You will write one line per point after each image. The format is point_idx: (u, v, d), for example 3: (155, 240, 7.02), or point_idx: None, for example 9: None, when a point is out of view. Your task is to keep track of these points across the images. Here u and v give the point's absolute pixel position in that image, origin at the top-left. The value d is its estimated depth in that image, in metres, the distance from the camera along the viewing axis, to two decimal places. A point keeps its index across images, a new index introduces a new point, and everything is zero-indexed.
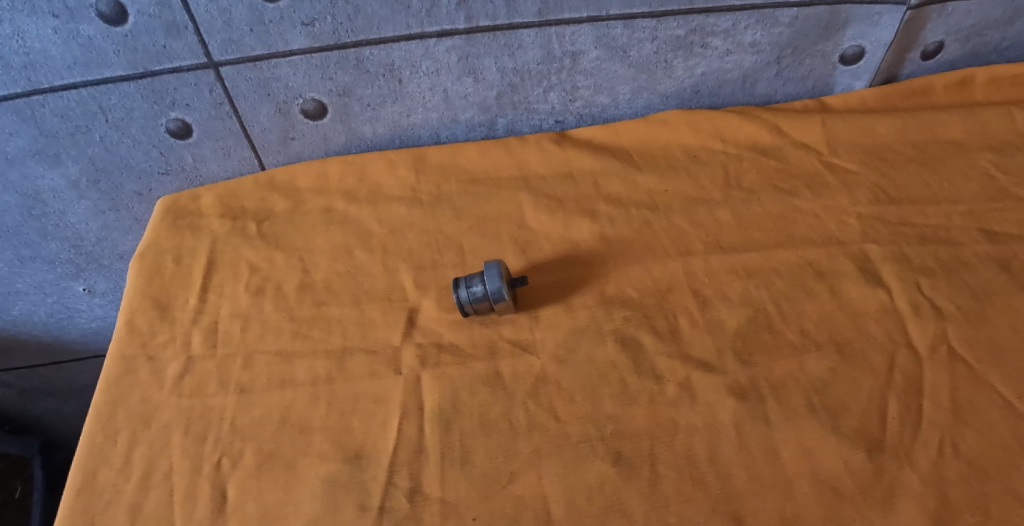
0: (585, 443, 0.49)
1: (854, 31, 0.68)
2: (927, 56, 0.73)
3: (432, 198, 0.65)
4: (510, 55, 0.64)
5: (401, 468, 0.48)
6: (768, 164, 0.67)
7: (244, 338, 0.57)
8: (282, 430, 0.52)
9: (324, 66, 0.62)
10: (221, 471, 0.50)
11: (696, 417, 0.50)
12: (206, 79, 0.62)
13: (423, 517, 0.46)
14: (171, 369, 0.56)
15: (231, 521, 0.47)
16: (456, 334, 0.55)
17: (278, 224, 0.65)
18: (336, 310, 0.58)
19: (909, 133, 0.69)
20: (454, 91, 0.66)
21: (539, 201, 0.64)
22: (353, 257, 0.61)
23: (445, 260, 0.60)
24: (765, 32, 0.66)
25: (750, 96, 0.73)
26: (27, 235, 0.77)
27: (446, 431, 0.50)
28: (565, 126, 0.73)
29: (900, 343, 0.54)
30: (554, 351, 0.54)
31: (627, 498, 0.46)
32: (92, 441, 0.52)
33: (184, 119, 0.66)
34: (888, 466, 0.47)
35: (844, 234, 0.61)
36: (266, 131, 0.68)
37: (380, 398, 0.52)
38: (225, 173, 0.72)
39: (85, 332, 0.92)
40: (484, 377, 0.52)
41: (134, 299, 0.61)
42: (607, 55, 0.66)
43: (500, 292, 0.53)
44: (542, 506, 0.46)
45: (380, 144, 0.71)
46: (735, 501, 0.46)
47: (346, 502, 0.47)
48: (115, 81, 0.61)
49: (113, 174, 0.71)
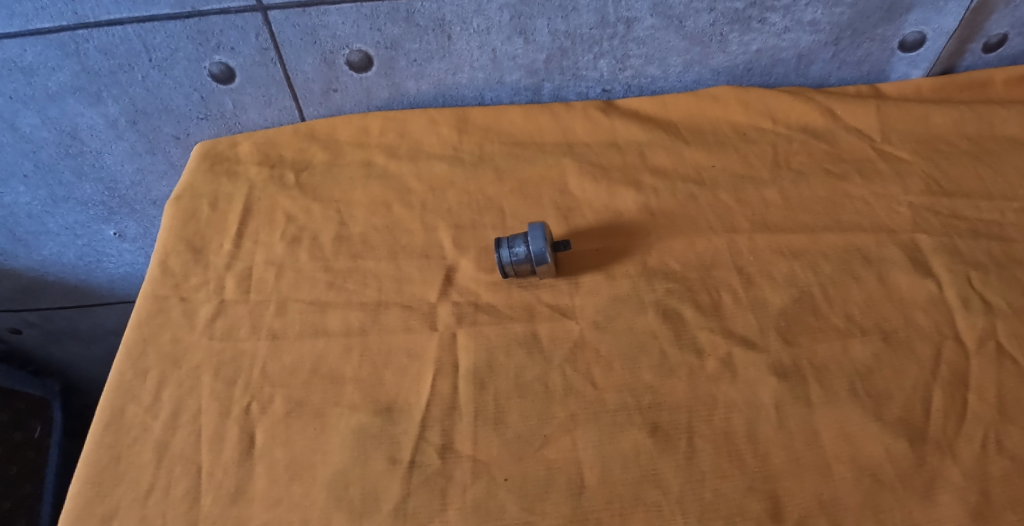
0: (621, 411, 0.48)
1: (918, 16, 0.65)
2: (989, 48, 0.69)
3: (473, 157, 0.64)
4: (563, 17, 0.62)
5: (433, 424, 0.48)
6: (818, 147, 0.64)
7: (278, 285, 0.57)
8: (313, 378, 0.51)
9: (374, 16, 0.61)
10: (249, 415, 0.50)
11: (736, 394, 0.49)
12: (254, 22, 0.61)
13: (453, 474, 0.45)
14: (204, 311, 0.56)
15: (258, 465, 0.47)
16: (494, 294, 0.54)
17: (316, 175, 0.64)
18: (372, 263, 0.57)
19: (965, 125, 0.66)
20: (503, 51, 0.65)
21: (583, 168, 0.63)
22: (391, 211, 0.61)
23: (485, 221, 0.59)
24: (827, 11, 0.64)
25: (804, 78, 0.71)
26: (62, 174, 0.76)
27: (480, 390, 0.49)
28: (611, 96, 0.71)
29: (948, 335, 0.51)
30: (593, 317, 0.53)
31: (662, 470, 0.45)
32: (122, 378, 0.52)
33: (227, 64, 0.65)
34: (930, 458, 0.45)
35: (894, 222, 0.59)
36: (309, 81, 0.67)
37: (414, 353, 0.51)
38: (264, 123, 0.71)
39: (112, 278, 0.92)
40: (521, 339, 0.52)
41: (168, 241, 0.61)
42: (662, 24, 0.64)
43: (543, 254, 0.52)
44: (576, 472, 0.45)
45: (422, 103, 0.70)
46: (772, 481, 0.45)
47: (375, 454, 0.47)
48: (161, 19, 0.61)
49: (152, 116, 0.70)
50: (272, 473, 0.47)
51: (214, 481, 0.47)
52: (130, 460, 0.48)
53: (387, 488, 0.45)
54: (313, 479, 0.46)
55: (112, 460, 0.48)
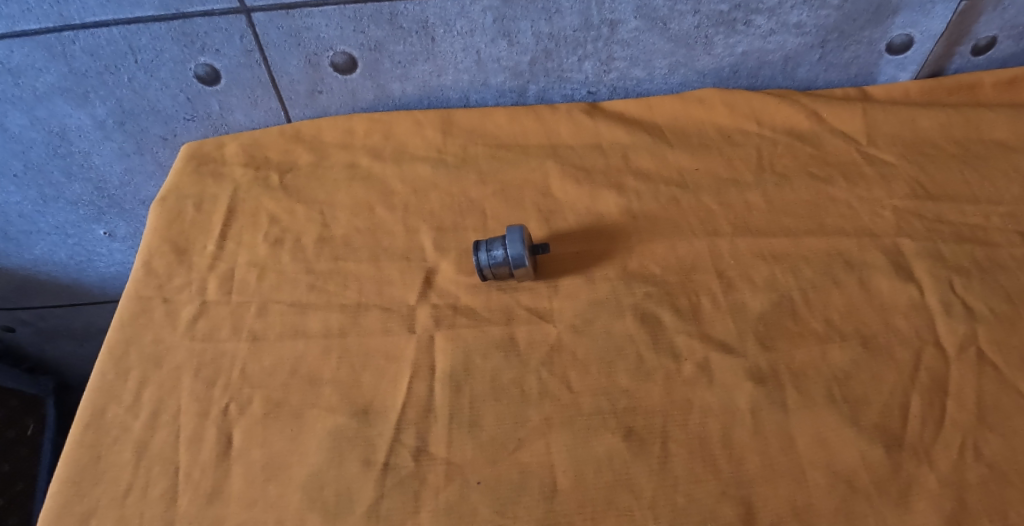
0: (596, 415, 0.48)
1: (904, 19, 0.65)
2: (978, 51, 0.69)
3: (457, 160, 0.64)
4: (547, 20, 0.62)
5: (409, 426, 0.48)
6: (803, 150, 0.64)
7: (260, 287, 0.57)
8: (292, 380, 0.51)
9: (358, 18, 0.61)
10: (228, 416, 0.50)
11: (712, 398, 0.49)
12: (238, 24, 0.61)
13: (427, 477, 0.45)
14: (186, 312, 0.56)
15: (235, 466, 0.47)
16: (473, 297, 0.54)
17: (300, 176, 0.64)
18: (353, 265, 0.57)
19: (952, 128, 0.65)
20: (487, 53, 0.65)
21: (565, 171, 0.63)
22: (374, 213, 0.61)
23: (467, 224, 0.60)
24: (812, 13, 0.63)
25: (791, 81, 0.71)
26: (51, 174, 0.77)
27: (457, 393, 0.49)
28: (597, 98, 0.71)
29: (928, 340, 0.51)
30: (572, 321, 0.53)
31: (635, 474, 0.45)
32: (103, 378, 0.53)
33: (213, 65, 0.65)
34: (905, 464, 0.45)
35: (878, 226, 0.59)
36: (295, 83, 0.67)
37: (392, 355, 0.52)
38: (251, 124, 0.72)
39: (104, 276, 0.93)
40: (499, 342, 0.52)
41: (153, 241, 0.61)
42: (646, 26, 0.63)
43: (521, 258, 0.52)
44: (550, 475, 0.45)
45: (408, 104, 0.70)
46: (746, 486, 0.45)
47: (350, 456, 0.47)
48: (146, 21, 0.61)
49: (140, 117, 0.70)
50: (249, 474, 0.47)
51: (192, 482, 0.47)
52: (110, 459, 0.49)
53: (361, 490, 0.45)
54: (289, 480, 0.46)
55: (92, 460, 0.49)
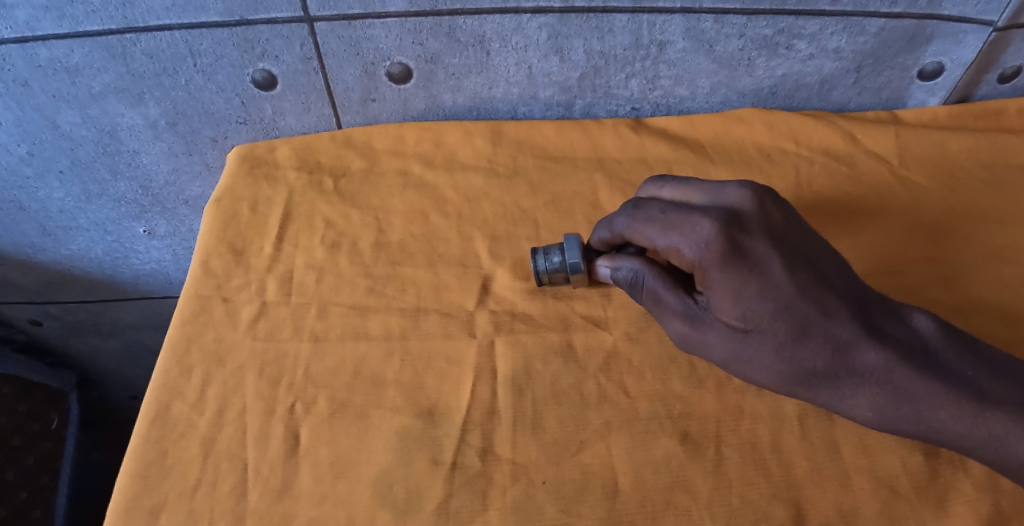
0: (653, 420, 0.50)
1: (937, 47, 0.68)
2: (1004, 79, 0.71)
3: (508, 170, 0.66)
4: (599, 38, 0.64)
5: (474, 428, 0.50)
6: (839, 170, 0.67)
7: (319, 289, 0.58)
8: (355, 380, 0.53)
9: (416, 31, 0.63)
10: (294, 415, 0.51)
11: (762, 406, 0.50)
12: (300, 33, 0.63)
13: (493, 476, 0.47)
14: (246, 312, 0.57)
15: (304, 463, 0.49)
16: (530, 304, 0.56)
17: (354, 182, 0.66)
18: (411, 271, 0.59)
19: (980, 152, 0.68)
20: (539, 68, 0.67)
21: (613, 184, 0.65)
22: (428, 221, 0.63)
23: (520, 233, 0.62)
24: (851, 39, 0.66)
25: (825, 103, 0.73)
26: (98, 172, 0.78)
27: (519, 397, 0.51)
28: (640, 114, 0.73)
29: None
30: (626, 329, 0.55)
31: (691, 475, 0.47)
32: (167, 374, 0.54)
33: (270, 71, 0.67)
34: (943, 471, 0.47)
35: (911, 245, 0.61)
36: (349, 90, 0.68)
37: (454, 359, 0.53)
38: (302, 129, 0.73)
39: (138, 274, 0.94)
40: (558, 348, 0.54)
41: (209, 241, 0.62)
42: (693, 47, 0.66)
43: (578, 265, 0.54)
44: (610, 476, 0.47)
45: (457, 114, 0.72)
46: (795, 490, 0.47)
47: (418, 456, 0.49)
48: (210, 27, 0.62)
49: (192, 118, 0.72)
50: (317, 472, 0.48)
51: (261, 478, 0.48)
52: (177, 455, 0.50)
53: (430, 488, 0.47)
54: (358, 477, 0.48)
55: (159, 455, 0.50)
